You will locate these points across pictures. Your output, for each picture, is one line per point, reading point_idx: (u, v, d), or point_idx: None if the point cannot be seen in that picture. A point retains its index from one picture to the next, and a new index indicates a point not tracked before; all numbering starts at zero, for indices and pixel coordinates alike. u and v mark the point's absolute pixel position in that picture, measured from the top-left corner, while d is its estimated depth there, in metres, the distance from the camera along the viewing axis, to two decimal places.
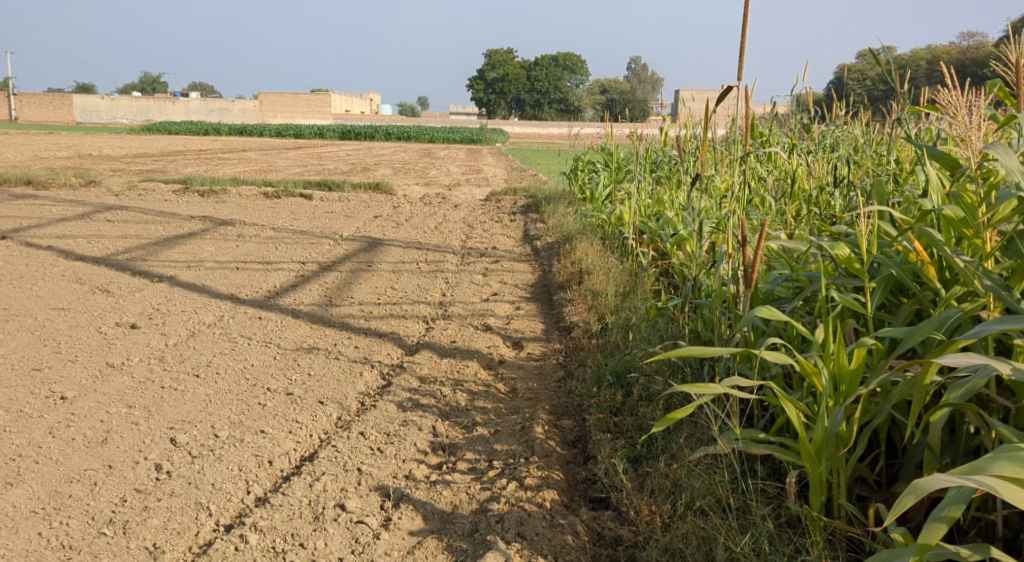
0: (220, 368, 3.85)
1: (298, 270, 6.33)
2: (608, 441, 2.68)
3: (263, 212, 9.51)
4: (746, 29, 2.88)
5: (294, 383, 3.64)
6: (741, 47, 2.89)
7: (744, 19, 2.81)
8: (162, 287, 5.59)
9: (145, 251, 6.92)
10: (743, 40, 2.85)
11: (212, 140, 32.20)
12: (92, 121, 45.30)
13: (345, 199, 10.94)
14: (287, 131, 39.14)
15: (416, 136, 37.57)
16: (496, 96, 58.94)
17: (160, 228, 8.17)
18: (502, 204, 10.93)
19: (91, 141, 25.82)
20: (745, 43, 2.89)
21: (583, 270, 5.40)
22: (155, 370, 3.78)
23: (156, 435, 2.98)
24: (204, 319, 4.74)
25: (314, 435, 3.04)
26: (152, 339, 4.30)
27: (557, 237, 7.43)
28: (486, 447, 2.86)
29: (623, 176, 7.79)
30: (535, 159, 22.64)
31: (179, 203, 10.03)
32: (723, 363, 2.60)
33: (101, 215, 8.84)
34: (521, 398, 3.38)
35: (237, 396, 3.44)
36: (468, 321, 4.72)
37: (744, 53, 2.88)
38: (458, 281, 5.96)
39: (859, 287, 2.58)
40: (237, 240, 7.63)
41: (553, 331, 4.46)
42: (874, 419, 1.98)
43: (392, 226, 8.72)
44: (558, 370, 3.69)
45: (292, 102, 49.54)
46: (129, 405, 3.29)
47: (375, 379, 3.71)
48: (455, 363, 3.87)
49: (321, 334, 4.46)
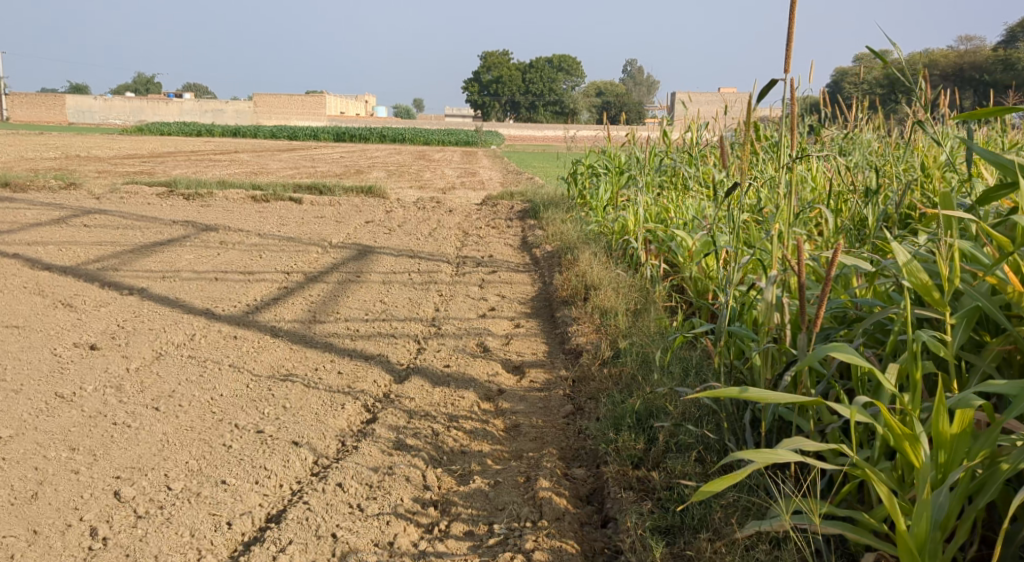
0: (183, 399, 3.40)
1: (282, 282, 5.88)
2: (631, 504, 2.26)
3: (250, 217, 9.07)
4: (796, 10, 2.37)
5: (267, 419, 3.19)
6: (791, 32, 2.39)
7: (792, 7, 2.36)
8: (131, 302, 5.14)
9: (119, 260, 6.47)
10: (789, 25, 2.38)
11: (203, 141, 31.71)
12: (83, 120, 44.68)
13: (336, 203, 10.50)
14: (281, 132, 38.69)
15: (410, 139, 37.24)
16: (491, 97, 58.51)
17: (137, 235, 7.71)
18: (499, 208, 10.53)
19: (83, 140, 25.44)
20: (793, 29, 2.40)
21: (589, 284, 4.98)
22: (109, 403, 3.33)
23: (97, 488, 2.56)
24: (172, 340, 4.29)
25: (283, 486, 2.63)
26: (111, 363, 3.85)
27: (557, 245, 7.00)
28: (485, 505, 2.44)
29: (624, 181, 7.38)
30: (531, 162, 22.19)
31: (162, 207, 9.57)
32: (768, 409, 2.17)
33: (77, 220, 8.37)
34: (525, 439, 2.94)
35: (199, 435, 3.00)
36: (464, 341, 4.28)
37: (791, 44, 2.43)
38: (453, 294, 5.53)
39: (932, 321, 2.12)
40: (219, 248, 7.18)
41: (557, 354, 4.02)
42: (981, 503, 1.57)
43: (384, 233, 8.27)
44: (565, 404, 3.26)
45: (286, 104, 48.82)
46: (71, 447, 2.86)
47: (358, 413, 3.28)
48: (448, 394, 3.43)
49: (301, 357, 4.02)
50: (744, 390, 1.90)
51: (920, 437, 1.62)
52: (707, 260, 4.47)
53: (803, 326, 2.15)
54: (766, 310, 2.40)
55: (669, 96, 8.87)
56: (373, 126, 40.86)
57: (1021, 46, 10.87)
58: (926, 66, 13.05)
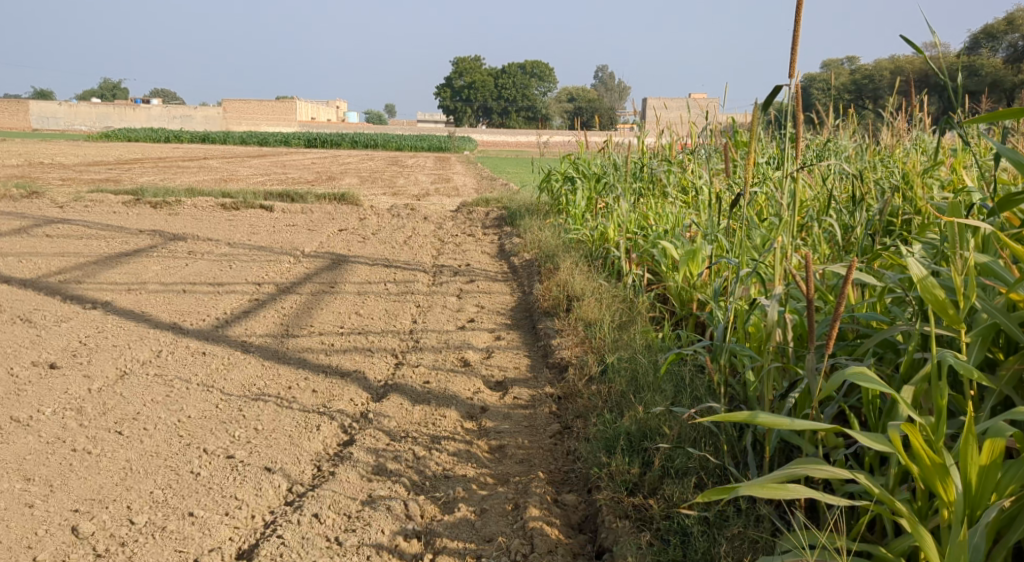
0: (149, 421, 3.21)
1: (253, 294, 5.69)
2: (628, 535, 2.15)
3: (220, 225, 8.84)
4: (802, 14, 2.28)
5: (238, 443, 3.02)
6: (796, 36, 2.29)
7: (795, 11, 2.27)
8: (95, 316, 4.93)
9: (82, 271, 6.23)
10: (794, 30, 2.29)
11: (172, 147, 31.27)
12: (47, 126, 43.80)
13: (308, 210, 10.29)
14: (252, 139, 38.10)
15: (382, 144, 36.99)
16: (463, 103, 58.34)
17: (102, 245, 7.46)
18: (474, 215, 10.38)
19: (48, 146, 24.89)
20: (798, 35, 2.30)
21: (571, 295, 4.86)
22: (69, 427, 3.14)
23: (53, 524, 2.40)
24: (137, 357, 4.10)
25: (256, 517, 2.48)
26: (72, 384, 3.65)
27: (536, 253, 6.89)
28: (472, 536, 2.32)
29: (602, 188, 7.28)
30: (504, 168, 22.09)
31: (129, 216, 9.31)
32: (773, 432, 2.07)
33: (40, 230, 8.09)
34: (511, 461, 2.81)
35: (165, 462, 2.83)
36: (444, 355, 4.14)
37: (795, 48, 2.34)
38: (430, 305, 5.38)
39: (946, 338, 2.06)
40: (187, 258, 6.95)
41: (541, 368, 3.90)
42: (1013, 539, 1.54)
43: (358, 241, 8.09)
44: (552, 423, 3.13)
45: (256, 110, 48.27)
46: (27, 477, 2.68)
47: (335, 434, 3.12)
48: (429, 413, 3.29)
49: (273, 374, 3.86)
50: (755, 414, 1.87)
51: (949, 470, 1.58)
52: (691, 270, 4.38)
53: (812, 345, 2.05)
54: (770, 325, 2.29)
55: (643, 101, 8.80)
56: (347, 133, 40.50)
57: (987, 53, 10.97)
58: (896, 70, 13.12)
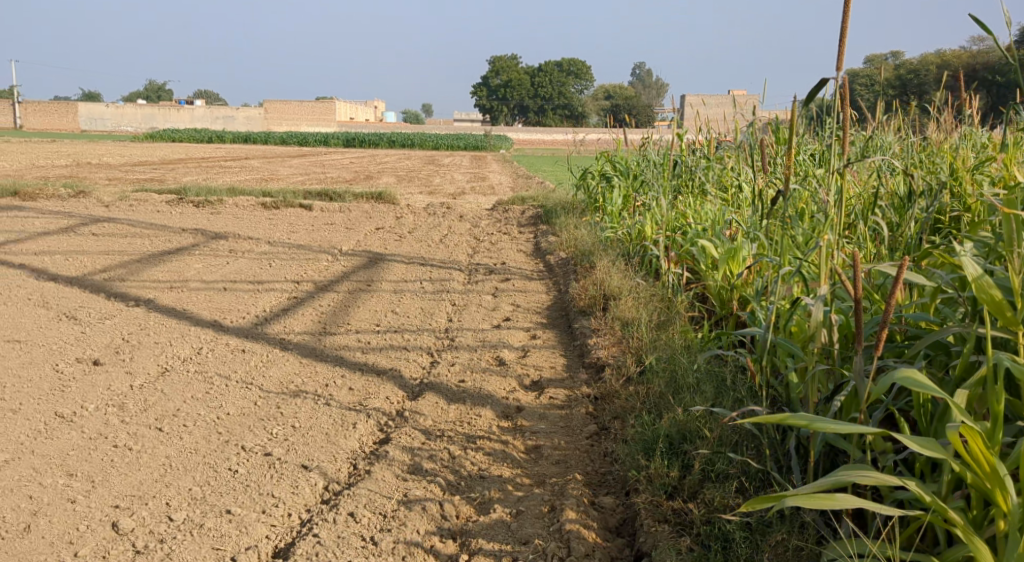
0: (188, 418, 3.24)
1: (291, 292, 5.74)
2: (667, 540, 2.10)
3: (260, 224, 8.94)
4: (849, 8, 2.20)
5: (276, 440, 3.03)
6: (845, 29, 2.22)
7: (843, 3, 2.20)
8: (137, 313, 5.01)
9: (126, 269, 6.34)
10: (842, 22, 2.21)
11: (215, 147, 31.83)
12: (95, 127, 44.86)
13: (346, 209, 10.36)
14: (292, 138, 38.56)
15: (419, 142, 37.20)
16: (500, 102, 58.39)
17: (146, 243, 7.59)
18: (510, 213, 10.36)
19: (96, 147, 25.48)
20: (846, 28, 2.23)
21: (608, 294, 4.81)
22: (111, 423, 3.19)
23: (94, 519, 2.44)
24: (178, 354, 4.15)
25: (292, 515, 2.49)
26: (115, 380, 3.70)
27: (572, 251, 6.84)
28: (507, 538, 2.30)
29: (639, 186, 7.21)
30: (540, 166, 22.05)
31: (172, 215, 9.47)
32: (818, 436, 2.01)
33: (86, 228, 8.26)
34: (547, 462, 2.78)
35: (203, 459, 2.85)
36: (479, 354, 4.12)
37: (843, 41, 2.26)
38: (466, 304, 5.37)
39: (1003, 340, 1.97)
40: (228, 256, 7.05)
41: (577, 368, 3.86)
42: None
43: (395, 240, 8.13)
44: (589, 423, 3.09)
45: (296, 111, 48.88)
46: (69, 473, 2.73)
47: (371, 433, 3.12)
48: (464, 412, 3.28)
49: (310, 371, 3.87)
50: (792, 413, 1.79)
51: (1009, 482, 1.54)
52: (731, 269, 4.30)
53: (861, 347, 1.97)
54: (815, 325, 2.22)
55: (681, 98, 8.69)
56: (385, 133, 40.80)
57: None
58: (941, 65, 12.80)
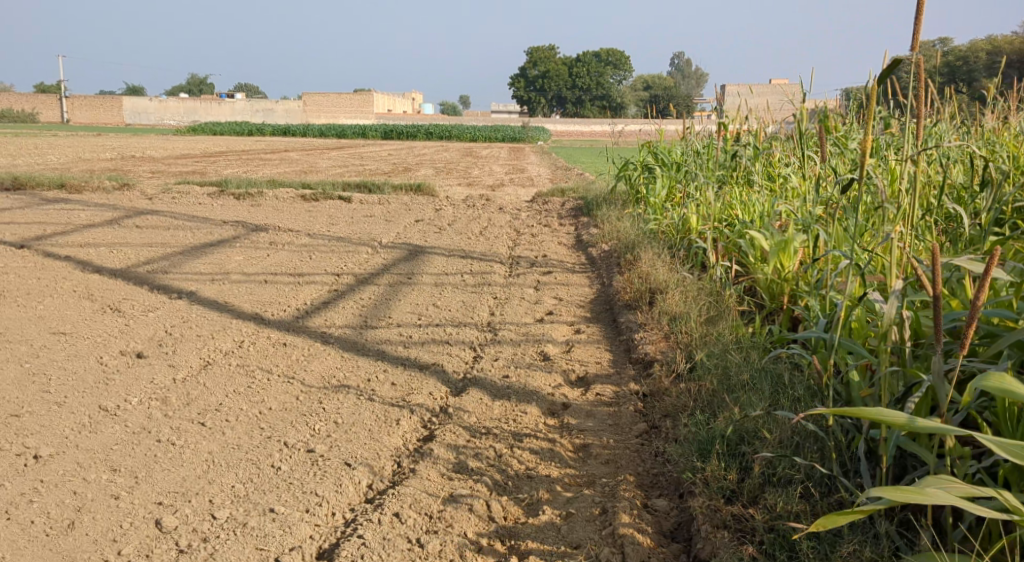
0: (231, 413, 3.21)
1: (332, 284, 5.71)
2: (727, 548, 2.00)
3: (300, 216, 8.95)
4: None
5: (318, 436, 2.98)
6: (921, 7, 2.08)
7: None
8: (180, 306, 5.01)
9: (169, 262, 6.37)
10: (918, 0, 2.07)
11: (255, 140, 32.16)
12: (140, 121, 45.67)
13: (384, 201, 10.34)
14: (331, 130, 38.84)
15: (457, 134, 37.19)
16: (537, 93, 58.11)
17: (188, 235, 7.63)
18: (550, 205, 10.24)
19: (141, 141, 25.92)
20: (922, 6, 2.08)
21: (654, 287, 4.68)
22: (154, 417, 3.17)
23: (137, 517, 2.42)
24: (220, 347, 4.13)
25: (336, 515, 2.43)
26: (158, 374, 3.69)
27: (615, 243, 6.72)
28: (557, 542, 2.21)
29: (683, 176, 7.05)
30: (579, 158, 21.85)
31: (214, 207, 9.54)
32: (890, 440, 1.89)
33: (130, 221, 8.35)
34: (596, 462, 2.68)
35: (246, 455, 2.81)
36: (523, 348, 4.03)
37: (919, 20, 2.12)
38: (508, 297, 5.29)
39: None
40: (268, 249, 7.05)
41: (624, 363, 3.75)
42: None
43: (435, 232, 8.07)
44: (638, 422, 2.99)
45: (335, 103, 49.22)
46: (113, 468, 2.71)
47: (414, 429, 3.05)
48: (509, 409, 3.19)
49: (352, 366, 3.82)
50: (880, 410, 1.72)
51: None
52: (783, 262, 4.15)
53: (940, 346, 1.82)
54: (888, 323, 2.08)
55: (721, 87, 8.48)
56: (423, 125, 40.86)
57: None
58: (994, 50, 12.36)
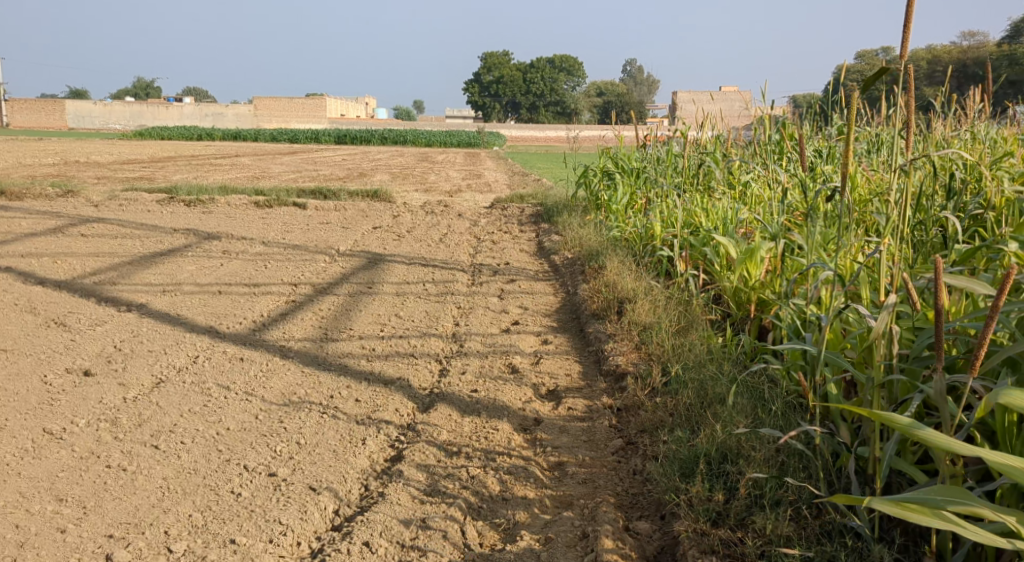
0: (186, 435, 3.04)
1: (289, 295, 5.53)
2: None
3: (254, 224, 8.72)
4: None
5: (280, 459, 2.83)
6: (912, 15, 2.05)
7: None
8: (129, 319, 4.79)
9: (116, 272, 6.12)
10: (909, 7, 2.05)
11: (205, 145, 31.53)
12: (84, 125, 44.41)
13: (341, 207, 10.14)
14: (283, 135, 38.25)
15: (412, 140, 36.97)
16: (492, 98, 58.12)
17: (137, 244, 7.36)
18: (509, 211, 10.16)
19: (86, 146, 25.22)
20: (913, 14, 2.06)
21: (621, 296, 4.63)
22: (103, 440, 2.99)
23: (86, 551, 2.26)
24: (173, 363, 3.95)
25: (302, 545, 2.31)
26: (107, 393, 3.50)
27: (578, 251, 6.66)
28: None
29: (645, 184, 7.04)
30: (536, 163, 21.81)
31: (163, 214, 9.23)
32: (885, 458, 1.85)
33: (75, 229, 8.02)
34: (573, 481, 2.59)
35: (204, 481, 2.66)
36: (490, 361, 3.93)
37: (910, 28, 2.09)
38: (472, 306, 5.18)
39: None
40: (222, 258, 6.83)
41: (594, 375, 3.68)
42: None
43: (394, 239, 7.92)
44: (613, 438, 2.91)
45: (287, 108, 48.52)
46: (59, 497, 2.54)
47: (381, 449, 2.92)
48: (480, 425, 3.09)
49: (313, 381, 3.68)
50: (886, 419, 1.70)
51: None
52: (749, 270, 4.12)
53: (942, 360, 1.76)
54: (877, 337, 2.03)
55: (675, 94, 8.49)
56: (377, 129, 40.52)
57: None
58: (938, 61, 12.69)
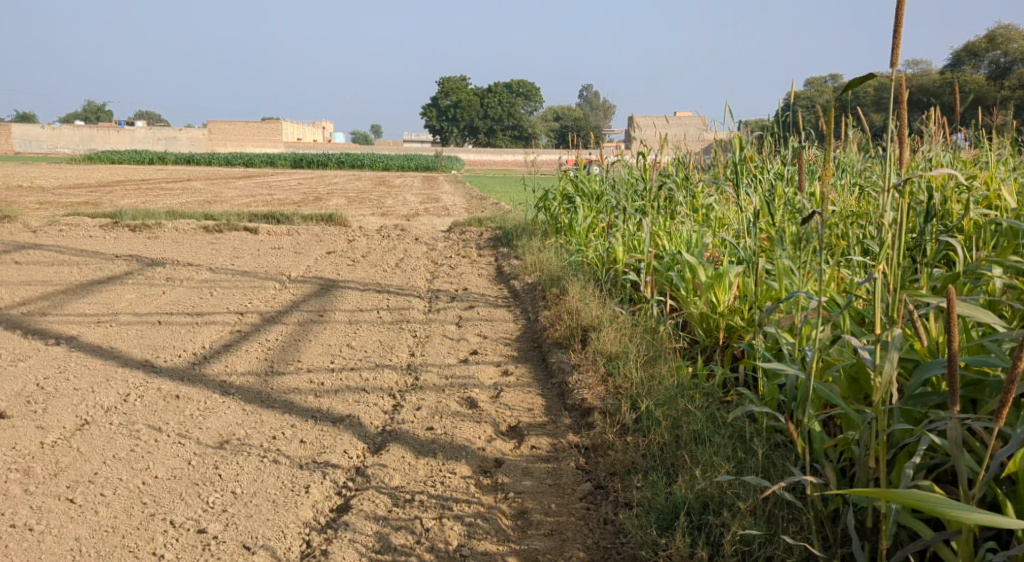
0: (107, 486, 2.72)
1: (235, 324, 5.21)
2: None
3: (201, 249, 8.35)
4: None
5: (211, 512, 2.54)
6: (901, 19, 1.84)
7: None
8: (57, 353, 4.43)
9: (48, 302, 5.73)
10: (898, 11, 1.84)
11: (158, 169, 30.86)
12: (30, 149, 43.22)
13: (294, 232, 9.81)
14: (238, 159, 37.65)
15: (370, 164, 36.66)
16: (450, 123, 58.10)
17: (74, 272, 6.95)
18: (467, 235, 9.93)
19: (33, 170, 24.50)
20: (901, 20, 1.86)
21: (584, 323, 4.43)
22: (12, 494, 2.66)
23: None
24: (101, 402, 3.61)
25: None
26: (22, 438, 3.16)
27: (539, 275, 6.46)
28: None
29: (606, 207, 6.88)
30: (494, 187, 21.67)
31: (106, 240, 8.82)
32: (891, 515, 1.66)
33: (8, 256, 7.58)
34: (538, 533, 2.36)
35: (121, 542, 2.36)
36: (447, 394, 3.67)
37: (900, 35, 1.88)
38: (429, 335, 4.92)
39: None
40: (164, 285, 6.47)
41: (558, 410, 3.45)
42: None
43: (348, 265, 7.63)
44: (581, 481, 2.68)
45: (242, 131, 47.83)
46: None
47: (326, 498, 2.65)
48: (435, 468, 2.83)
49: (255, 421, 3.38)
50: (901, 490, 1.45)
51: None
52: (717, 295, 3.94)
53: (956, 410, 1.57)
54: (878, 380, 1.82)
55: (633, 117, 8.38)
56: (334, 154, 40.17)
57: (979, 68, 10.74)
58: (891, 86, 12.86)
